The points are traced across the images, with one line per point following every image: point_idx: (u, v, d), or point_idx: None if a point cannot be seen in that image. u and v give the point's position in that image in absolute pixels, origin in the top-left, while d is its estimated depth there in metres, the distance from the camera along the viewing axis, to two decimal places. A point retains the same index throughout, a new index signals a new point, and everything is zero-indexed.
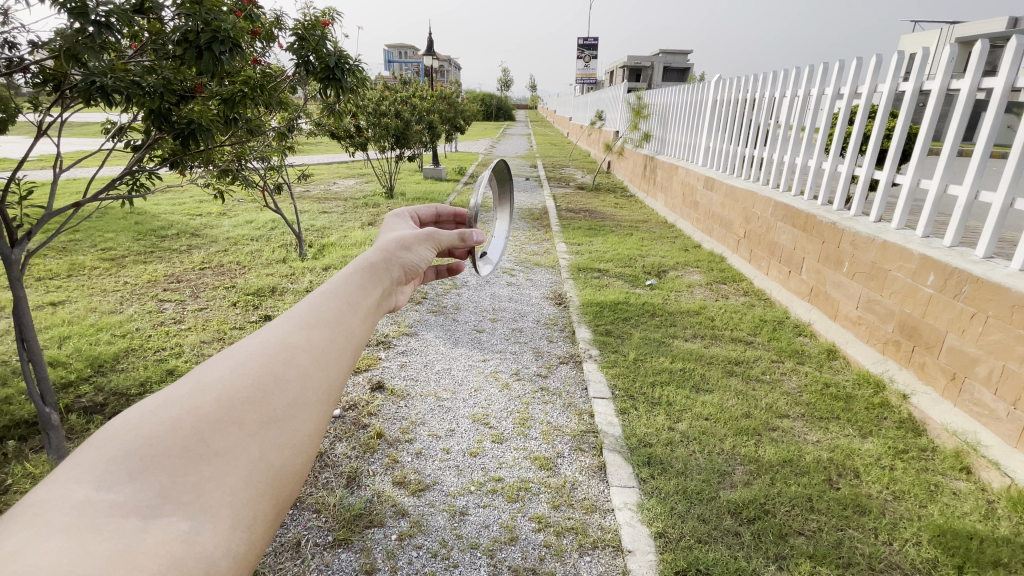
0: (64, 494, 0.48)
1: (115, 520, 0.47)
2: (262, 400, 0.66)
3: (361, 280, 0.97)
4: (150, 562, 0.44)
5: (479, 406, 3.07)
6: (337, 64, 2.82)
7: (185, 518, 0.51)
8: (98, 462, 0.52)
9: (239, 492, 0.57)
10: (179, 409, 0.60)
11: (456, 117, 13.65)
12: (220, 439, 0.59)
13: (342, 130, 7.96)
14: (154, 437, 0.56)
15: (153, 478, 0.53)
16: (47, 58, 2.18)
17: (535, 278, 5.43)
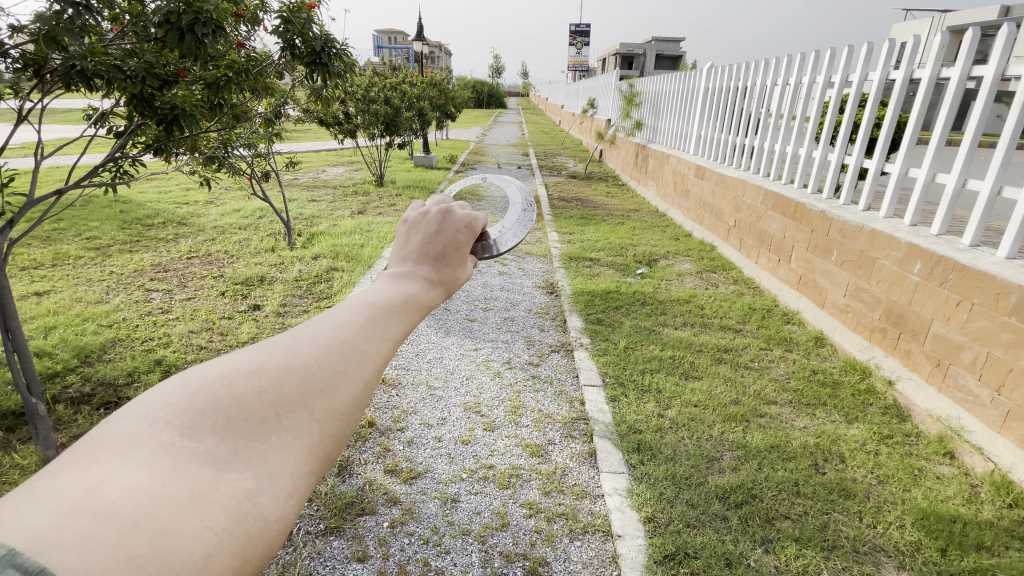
0: (151, 433, 0.47)
1: (193, 466, 0.45)
2: (333, 393, 0.58)
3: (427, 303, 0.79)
4: (217, 515, 0.43)
5: (470, 394, 3.07)
6: (324, 48, 2.77)
7: (252, 477, 0.48)
8: (184, 406, 0.49)
9: (302, 466, 0.53)
10: (260, 378, 0.54)
11: (447, 105, 13.49)
12: (291, 419, 0.54)
13: (330, 117, 7.83)
14: (241, 399, 0.51)
15: (230, 435, 0.49)
16: (26, 42, 2.13)
17: (527, 267, 5.42)
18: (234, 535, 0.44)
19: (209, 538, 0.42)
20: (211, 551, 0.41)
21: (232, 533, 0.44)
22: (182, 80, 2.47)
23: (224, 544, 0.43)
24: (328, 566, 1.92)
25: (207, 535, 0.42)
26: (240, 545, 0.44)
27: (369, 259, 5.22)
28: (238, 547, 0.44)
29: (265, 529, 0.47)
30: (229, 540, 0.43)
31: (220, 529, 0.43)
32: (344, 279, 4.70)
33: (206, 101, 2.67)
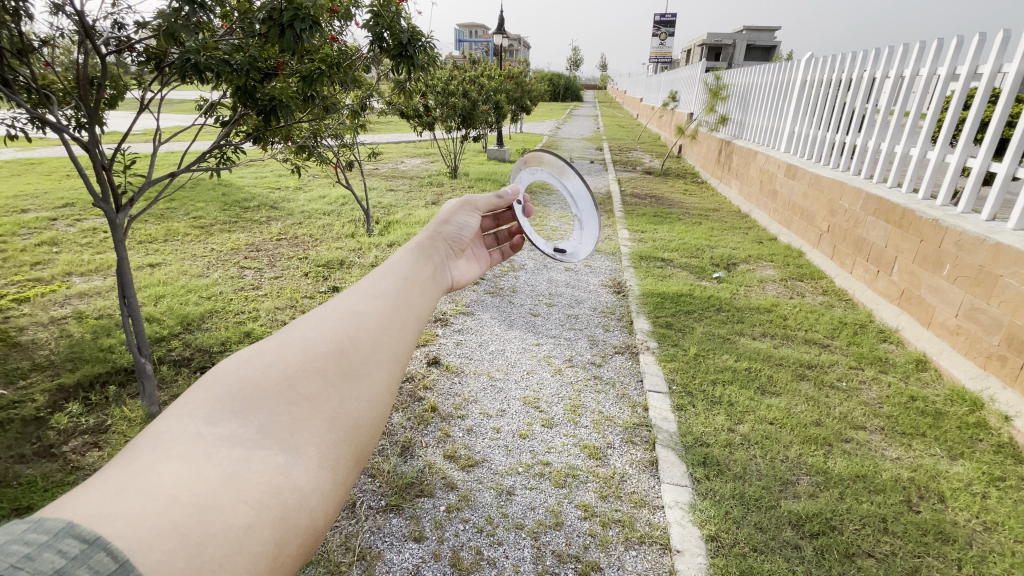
0: (179, 427, 0.59)
1: (223, 449, 0.57)
2: (340, 357, 0.73)
3: (410, 261, 1.05)
4: (253, 489, 0.54)
5: (531, 389, 3.07)
6: (410, 41, 2.83)
7: (281, 453, 0.59)
8: (208, 402, 0.62)
9: (327, 436, 0.64)
10: (272, 361, 0.68)
11: (523, 98, 13.45)
12: (307, 385, 0.68)
13: (411, 109, 8.08)
14: (255, 382, 0.66)
15: (252, 418, 0.62)
16: (149, 37, 2.39)
17: (595, 265, 5.30)
18: (271, 507, 0.54)
19: (247, 511, 0.53)
20: (250, 523, 0.52)
21: (268, 506, 0.54)
22: (280, 73, 2.65)
23: (262, 515, 0.53)
24: (387, 541, 1.99)
25: (244, 508, 0.53)
26: (276, 515, 0.55)
27: None
28: (276, 517, 0.55)
29: (301, 500, 0.57)
30: (267, 510, 0.54)
31: (256, 502, 0.54)
32: None
33: (301, 92, 2.78)
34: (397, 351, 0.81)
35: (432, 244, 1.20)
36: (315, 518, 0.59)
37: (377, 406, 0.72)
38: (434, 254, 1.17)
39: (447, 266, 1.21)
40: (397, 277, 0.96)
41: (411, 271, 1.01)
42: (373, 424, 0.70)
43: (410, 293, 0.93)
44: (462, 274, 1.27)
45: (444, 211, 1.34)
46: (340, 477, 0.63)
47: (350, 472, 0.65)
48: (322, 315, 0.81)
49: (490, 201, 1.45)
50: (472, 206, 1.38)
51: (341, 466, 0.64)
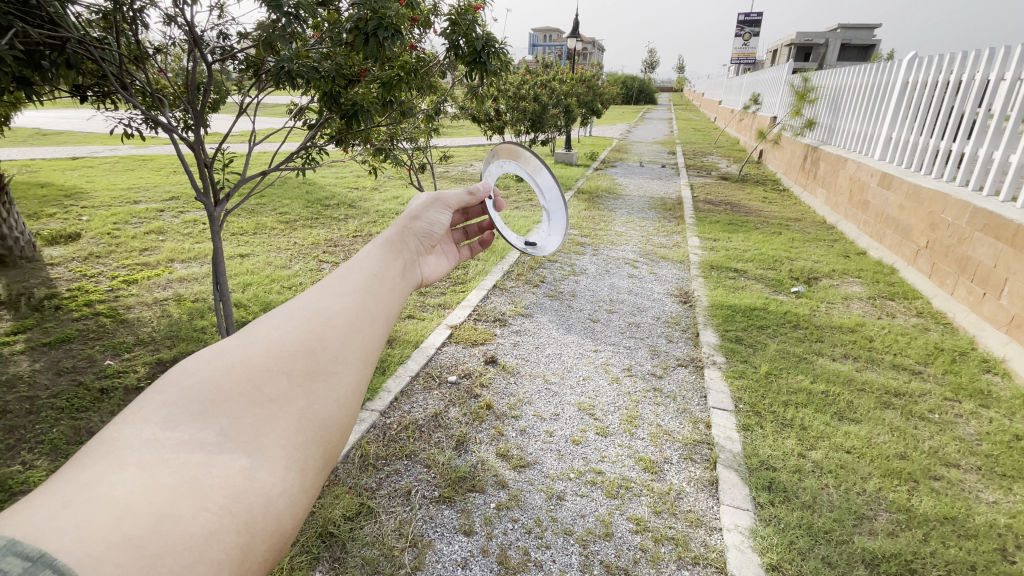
0: (136, 432, 0.60)
1: (183, 455, 0.59)
2: (307, 356, 0.75)
3: (381, 254, 1.03)
4: (215, 494, 0.56)
5: (586, 395, 3.04)
6: (485, 47, 2.90)
7: (245, 457, 0.61)
8: (166, 407, 0.63)
9: (292, 437, 0.67)
10: (234, 361, 0.70)
11: (595, 101, 13.32)
12: (271, 386, 0.69)
13: (482, 113, 8.25)
14: (216, 384, 0.67)
15: (214, 421, 0.63)
16: (249, 47, 2.64)
17: (661, 272, 5.13)
18: (234, 512, 0.57)
19: (208, 518, 0.55)
20: (211, 529, 0.54)
21: (231, 511, 0.57)
22: (362, 79, 2.80)
23: (225, 521, 0.55)
24: (438, 532, 2.05)
25: (205, 514, 0.55)
26: (241, 519, 0.57)
27: (503, 251, 5.45)
28: (241, 522, 0.57)
29: (266, 502, 0.60)
30: (230, 516, 0.56)
31: (218, 508, 0.56)
32: (478, 268, 4.96)
33: (381, 98, 2.91)
34: (367, 348, 0.82)
35: (400, 240, 1.13)
36: (281, 521, 0.61)
37: (344, 404, 0.75)
38: (405, 250, 1.10)
39: (417, 263, 1.14)
40: (367, 270, 0.96)
41: (380, 268, 0.98)
42: (341, 422, 0.73)
43: (379, 287, 0.92)
44: (431, 271, 1.21)
45: (413, 205, 1.24)
46: (307, 478, 0.66)
47: (318, 472, 0.68)
48: (287, 311, 0.81)
49: (462, 198, 1.35)
50: (443, 203, 1.29)
51: (308, 467, 0.67)
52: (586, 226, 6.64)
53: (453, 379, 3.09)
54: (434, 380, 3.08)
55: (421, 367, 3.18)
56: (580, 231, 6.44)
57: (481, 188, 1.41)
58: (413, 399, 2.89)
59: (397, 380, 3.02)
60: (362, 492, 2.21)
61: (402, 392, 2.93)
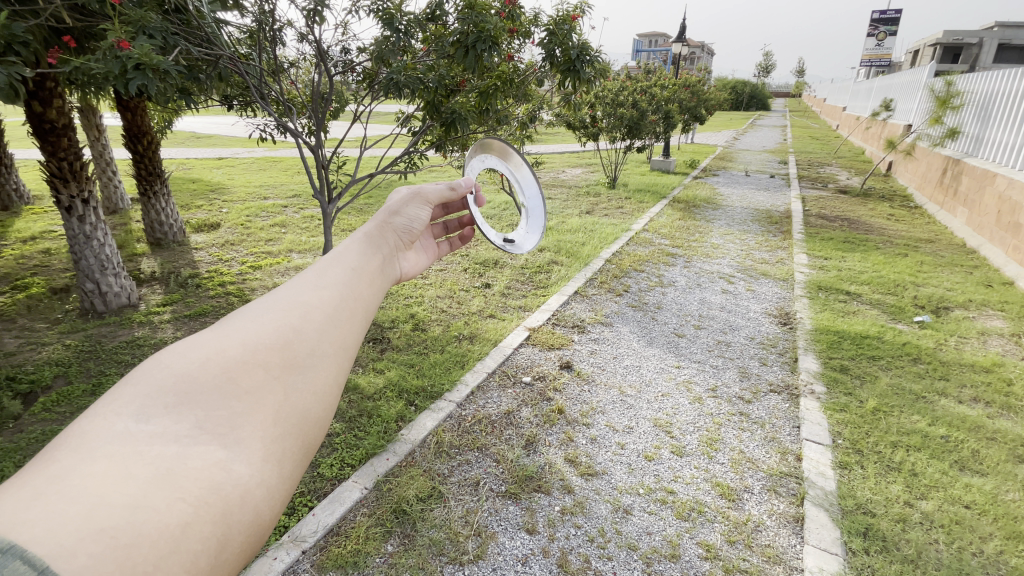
0: (106, 426, 0.55)
1: (156, 446, 0.54)
2: (285, 348, 0.71)
3: (361, 248, 0.98)
4: (190, 485, 0.52)
5: (663, 411, 2.93)
6: (579, 56, 2.93)
7: (221, 449, 0.57)
8: (139, 398, 0.59)
9: (271, 430, 0.62)
10: (208, 354, 0.65)
11: (699, 107, 12.61)
12: (247, 378, 0.65)
13: (577, 120, 8.28)
14: (191, 377, 0.62)
15: (188, 413, 0.59)
16: (365, 60, 2.96)
17: (759, 289, 4.78)
18: (211, 504, 0.52)
19: (184, 508, 0.50)
20: (187, 520, 0.49)
21: (208, 503, 0.52)
22: (461, 89, 2.94)
23: (202, 511, 0.51)
24: (501, 526, 2.11)
25: (181, 505, 0.50)
26: (218, 511, 0.52)
27: (588, 258, 5.43)
28: (216, 514, 0.52)
29: (244, 495, 0.55)
30: (207, 507, 0.52)
31: (194, 499, 0.51)
32: (561, 273, 4.99)
33: (478, 107, 2.99)
34: (346, 342, 0.78)
35: (380, 236, 1.08)
36: (260, 514, 0.57)
37: (324, 398, 0.70)
38: (385, 245, 1.06)
39: (397, 259, 1.10)
40: (347, 264, 0.91)
41: (359, 262, 0.93)
42: (321, 415, 0.69)
43: (359, 281, 0.88)
44: (411, 267, 1.15)
45: (392, 201, 1.19)
46: (286, 472, 0.62)
47: (297, 465, 0.64)
48: (263, 305, 0.77)
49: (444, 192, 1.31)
50: (422, 198, 1.22)
51: (287, 460, 0.63)
52: (679, 236, 6.38)
53: (527, 380, 3.14)
54: (509, 379, 3.16)
55: (498, 365, 3.28)
56: (672, 241, 6.21)
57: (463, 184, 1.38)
58: (488, 395, 2.99)
59: (473, 375, 3.15)
60: (434, 476, 2.33)
61: (478, 387, 3.05)
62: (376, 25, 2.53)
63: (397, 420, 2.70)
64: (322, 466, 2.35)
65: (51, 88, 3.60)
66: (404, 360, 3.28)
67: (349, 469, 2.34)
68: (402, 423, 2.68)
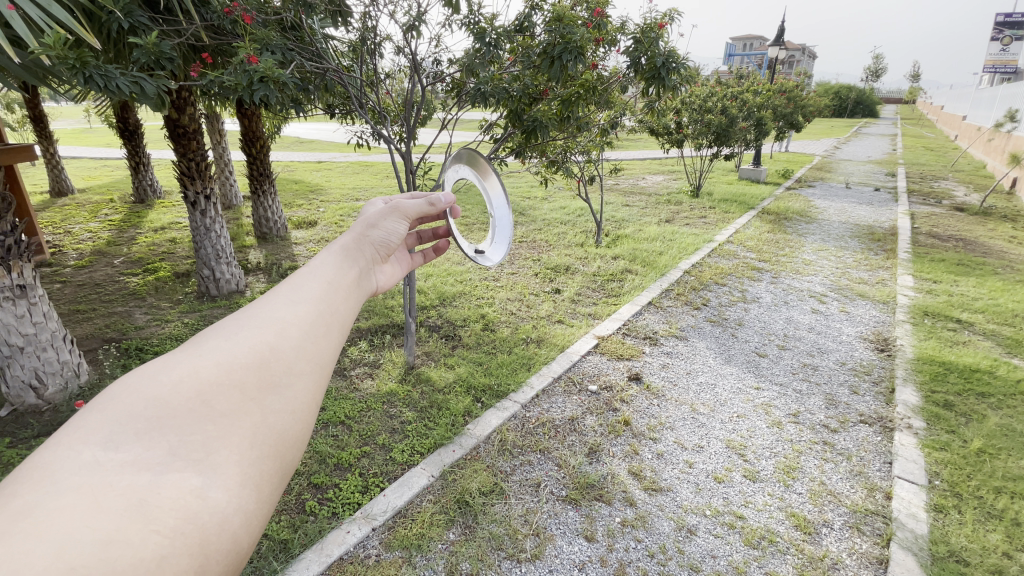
0: (71, 457, 0.51)
1: (124, 476, 0.50)
2: (261, 367, 0.69)
3: (337, 261, 0.93)
4: (163, 517, 0.49)
5: (738, 433, 2.78)
6: (666, 63, 2.88)
7: (196, 475, 0.54)
8: (107, 428, 0.56)
9: (247, 453, 0.60)
10: (180, 376, 0.63)
11: (795, 113, 11.75)
12: (222, 401, 0.63)
13: (660, 127, 8.09)
14: (164, 401, 0.60)
15: (159, 440, 0.56)
16: (454, 71, 3.13)
17: (854, 311, 4.40)
18: (187, 534, 0.49)
19: (158, 541, 0.47)
20: (163, 553, 0.47)
21: (184, 533, 0.49)
22: (544, 97, 2.99)
23: (178, 542, 0.48)
24: (560, 529, 2.12)
25: (155, 538, 0.47)
26: (195, 541, 0.49)
27: (664, 268, 5.29)
28: (194, 544, 0.50)
29: (222, 521, 0.53)
30: (183, 537, 0.49)
31: (170, 530, 0.48)
32: (634, 283, 4.90)
33: (559, 114, 3.03)
34: (324, 358, 0.75)
35: (357, 247, 1.01)
36: (239, 542, 0.54)
37: (303, 416, 0.68)
38: (362, 257, 1.00)
39: (374, 274, 1.04)
40: (324, 277, 0.87)
41: (338, 274, 0.89)
42: (302, 434, 0.67)
43: (336, 295, 0.84)
44: (390, 281, 1.08)
45: (369, 215, 1.12)
46: (265, 495, 0.59)
47: (277, 488, 0.61)
48: (236, 323, 0.74)
49: (423, 207, 1.22)
50: (400, 213, 1.16)
51: (265, 483, 0.60)
52: (766, 250, 6.02)
53: (593, 389, 3.12)
54: (575, 386, 3.16)
55: (564, 370, 3.30)
56: (757, 255, 5.87)
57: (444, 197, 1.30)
58: (553, 399, 3.01)
59: (539, 378, 3.19)
60: (496, 472, 2.40)
61: (543, 391, 3.08)
62: (467, 38, 2.67)
63: (464, 415, 2.80)
64: (394, 450, 2.50)
65: (186, 97, 4.10)
66: (474, 358, 3.40)
67: (417, 456, 2.47)
68: (468, 418, 2.77)
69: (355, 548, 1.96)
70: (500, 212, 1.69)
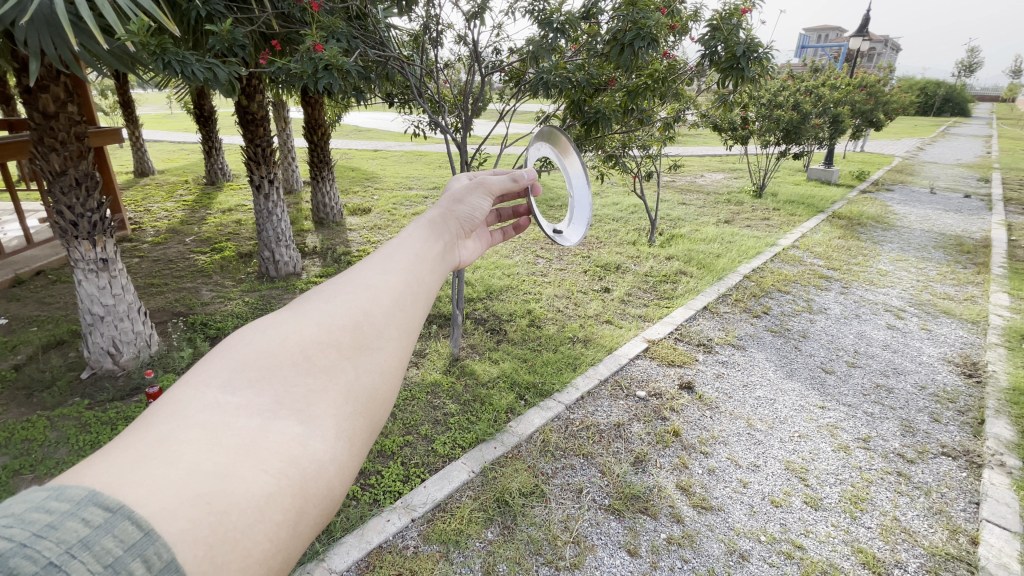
0: (196, 395, 0.52)
1: (240, 419, 0.50)
2: (358, 326, 0.63)
3: (427, 228, 0.86)
4: (270, 460, 0.47)
5: (799, 454, 2.60)
6: (745, 53, 2.67)
7: (299, 424, 0.51)
8: (224, 369, 0.55)
9: (345, 408, 0.55)
10: (286, 331, 0.60)
11: (876, 110, 10.85)
12: (322, 356, 0.58)
13: (725, 122, 7.68)
14: (273, 353, 0.57)
15: (268, 387, 0.54)
16: (514, 62, 3.06)
17: (937, 330, 4.01)
18: (291, 477, 0.47)
19: (266, 480, 0.46)
20: (270, 492, 0.45)
21: (289, 476, 0.47)
22: (609, 88, 2.84)
23: (283, 484, 0.46)
24: (602, 539, 2.05)
25: (264, 477, 0.46)
26: (297, 487, 0.47)
27: (722, 272, 5.04)
28: (295, 487, 0.47)
29: (321, 471, 0.50)
30: (287, 480, 0.47)
31: (276, 471, 0.47)
32: (689, 285, 4.70)
33: (623, 107, 2.89)
34: (417, 324, 0.67)
35: (442, 221, 0.91)
36: (336, 491, 0.51)
37: (397, 378, 0.61)
38: (450, 229, 0.92)
39: (460, 247, 0.95)
40: (419, 243, 0.80)
41: (426, 244, 0.81)
42: (397, 397, 0.60)
43: (431, 262, 0.77)
44: (475, 256, 0.99)
45: (454, 188, 1.05)
46: (361, 450, 0.55)
47: (374, 446, 0.56)
48: (335, 284, 0.69)
49: (505, 181, 1.14)
50: (487, 185, 1.08)
51: (362, 439, 0.55)
52: (836, 257, 5.61)
53: (642, 395, 3.01)
54: (622, 391, 3.05)
55: (611, 373, 3.20)
56: (826, 262, 5.48)
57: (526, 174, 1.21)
58: (598, 402, 2.92)
59: (585, 380, 3.10)
60: (538, 474, 2.35)
61: (588, 393, 3.00)
62: (531, 26, 2.60)
63: (507, 412, 2.77)
64: (437, 442, 2.50)
65: (255, 85, 4.25)
66: (519, 354, 3.35)
67: (459, 449, 2.46)
68: (511, 415, 2.74)
69: (394, 538, 1.98)
70: (580, 190, 1.52)
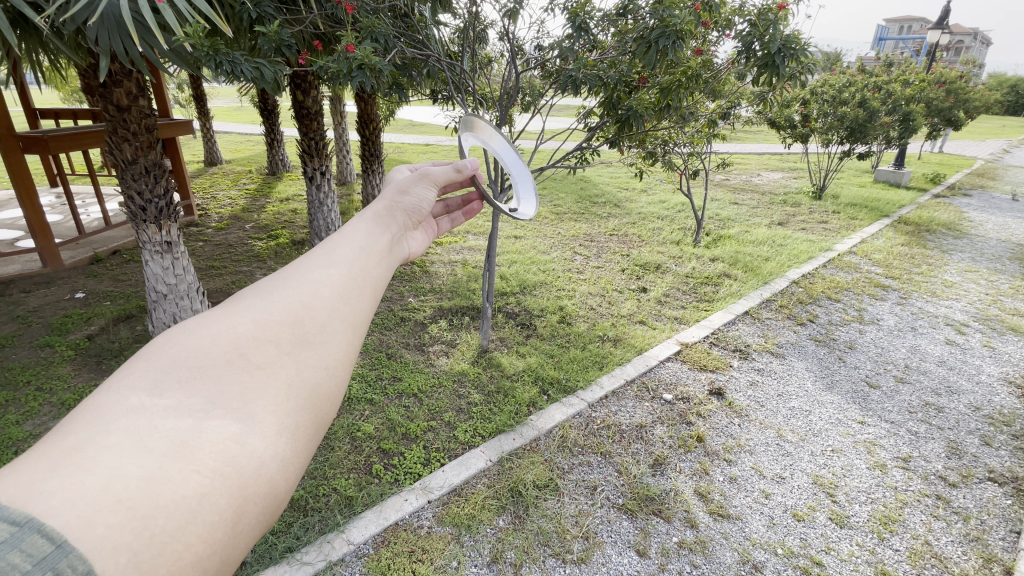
0: (121, 400, 0.55)
1: (169, 420, 0.53)
2: (295, 322, 0.68)
3: (369, 223, 0.91)
4: (204, 458, 0.51)
5: (830, 470, 2.49)
6: (782, 49, 2.55)
7: (234, 423, 0.55)
8: (153, 372, 0.58)
9: (285, 404, 0.60)
10: (219, 330, 0.63)
11: (958, 107, 9.98)
12: (259, 354, 0.63)
13: (782, 119, 7.32)
14: (204, 353, 0.61)
15: (201, 387, 0.58)
16: (553, 59, 3.07)
17: (1003, 348, 3.69)
18: (226, 477, 0.51)
19: (199, 480, 0.49)
20: (204, 491, 0.49)
21: (222, 475, 0.51)
22: (641, 85, 2.79)
23: (218, 483, 0.50)
24: (611, 537, 2.05)
25: (196, 477, 0.49)
26: (235, 485, 0.51)
27: (768, 276, 4.84)
28: (233, 485, 0.51)
29: (260, 466, 0.54)
30: (221, 479, 0.51)
31: (210, 471, 0.51)
32: (731, 289, 4.54)
33: (658, 103, 2.82)
34: (359, 319, 0.73)
35: (387, 214, 0.97)
36: (277, 487, 0.55)
37: (339, 372, 0.67)
38: (394, 222, 0.97)
39: (406, 240, 1.00)
40: (359, 239, 0.85)
41: (369, 239, 0.85)
42: (341, 389, 0.66)
43: (370, 256, 0.82)
44: (422, 246, 1.05)
45: (399, 182, 1.09)
46: (302, 444, 0.59)
47: (317, 438, 0.62)
48: (272, 283, 0.73)
49: (450, 173, 1.19)
50: (431, 179, 1.13)
51: (303, 432, 0.60)
52: (896, 265, 5.25)
53: (668, 398, 2.96)
54: (648, 392, 3.02)
55: (639, 374, 3.16)
56: (885, 270, 5.14)
57: (469, 165, 1.27)
58: (622, 402, 2.90)
59: (610, 379, 3.09)
60: (554, 468, 2.37)
61: (613, 393, 2.99)
62: (567, 24, 2.61)
63: (529, 405, 2.81)
64: (458, 429, 2.58)
65: (309, 81, 4.45)
66: (546, 349, 3.38)
67: (478, 438, 2.52)
68: (532, 409, 2.78)
69: (409, 517, 2.06)
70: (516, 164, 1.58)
